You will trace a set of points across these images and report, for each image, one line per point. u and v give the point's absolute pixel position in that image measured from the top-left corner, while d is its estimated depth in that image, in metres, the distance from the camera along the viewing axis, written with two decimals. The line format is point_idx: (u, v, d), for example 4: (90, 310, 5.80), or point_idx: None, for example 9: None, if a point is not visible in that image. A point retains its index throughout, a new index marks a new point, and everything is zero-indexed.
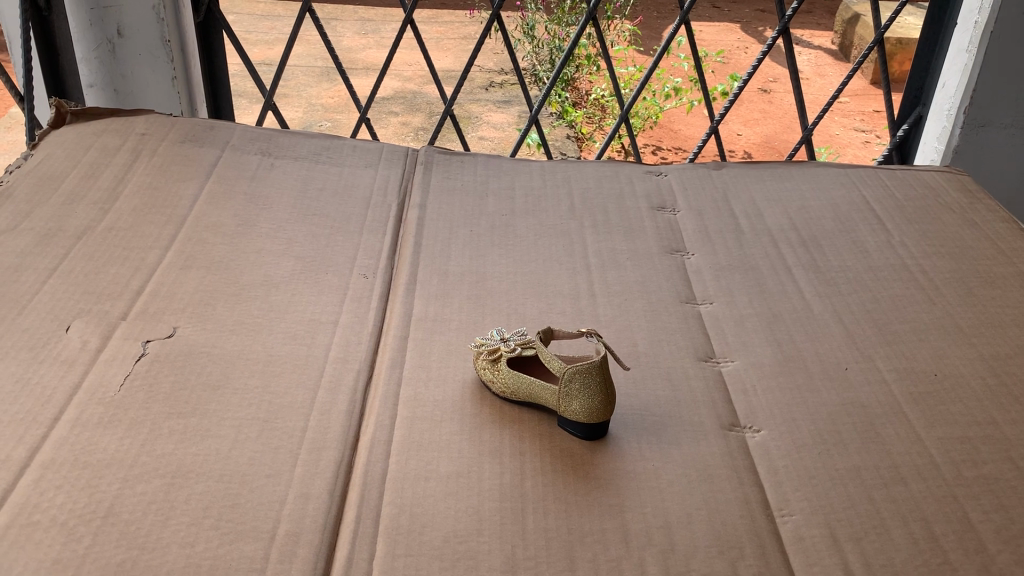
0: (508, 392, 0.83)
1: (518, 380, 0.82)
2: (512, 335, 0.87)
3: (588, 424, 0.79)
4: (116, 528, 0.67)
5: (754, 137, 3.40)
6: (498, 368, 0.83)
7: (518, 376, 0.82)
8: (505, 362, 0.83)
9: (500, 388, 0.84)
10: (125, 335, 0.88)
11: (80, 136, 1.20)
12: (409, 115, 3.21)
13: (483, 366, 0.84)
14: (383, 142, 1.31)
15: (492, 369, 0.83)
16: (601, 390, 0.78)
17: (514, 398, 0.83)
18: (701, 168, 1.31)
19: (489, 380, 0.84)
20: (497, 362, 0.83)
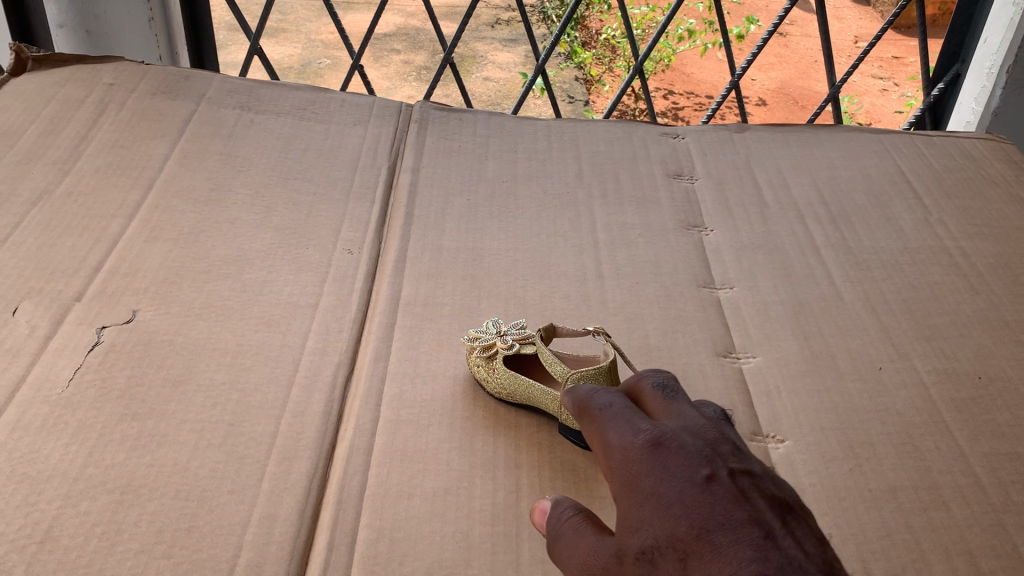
0: (504, 395, 0.75)
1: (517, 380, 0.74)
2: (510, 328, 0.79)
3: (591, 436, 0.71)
4: (54, 556, 0.59)
5: (768, 82, 3.25)
6: (494, 366, 0.74)
7: (516, 378, 0.74)
8: (501, 359, 0.75)
9: (494, 389, 0.75)
10: (79, 320, 0.79)
11: (41, 86, 1.10)
12: (411, 54, 3.07)
13: (476, 363, 0.76)
14: (376, 95, 1.20)
15: (486, 367, 0.75)
16: None
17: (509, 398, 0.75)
18: (722, 129, 1.20)
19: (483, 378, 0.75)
20: (492, 358, 0.75)
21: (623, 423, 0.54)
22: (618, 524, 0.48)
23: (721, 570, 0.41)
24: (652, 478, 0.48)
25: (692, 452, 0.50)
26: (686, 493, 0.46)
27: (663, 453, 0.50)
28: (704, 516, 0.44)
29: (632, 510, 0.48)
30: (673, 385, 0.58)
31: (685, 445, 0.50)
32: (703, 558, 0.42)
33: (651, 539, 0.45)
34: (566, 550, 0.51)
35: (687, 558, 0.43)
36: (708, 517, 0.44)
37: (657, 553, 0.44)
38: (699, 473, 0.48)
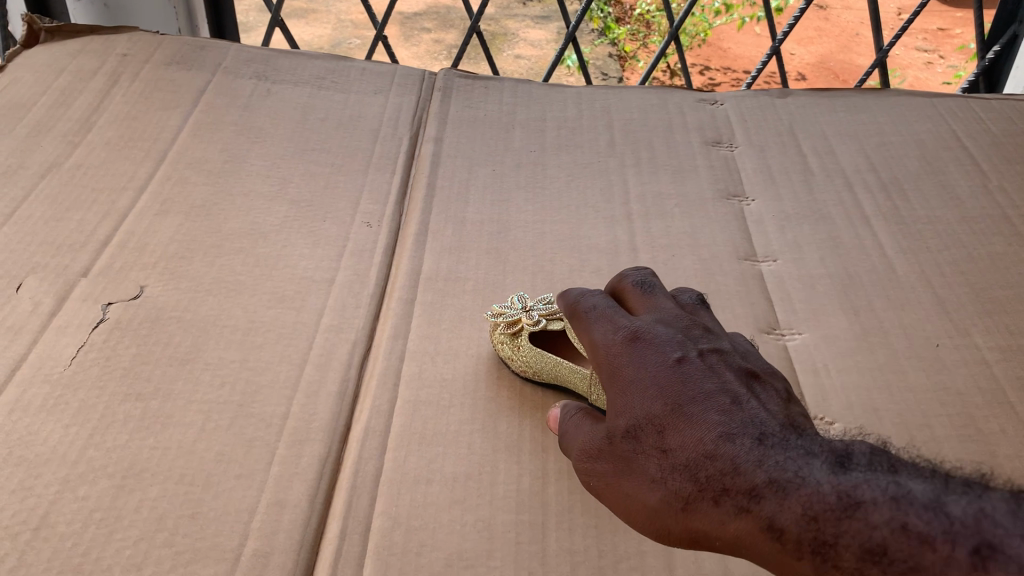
0: (530, 374, 0.70)
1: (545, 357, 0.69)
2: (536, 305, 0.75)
3: None
4: (48, 544, 0.55)
5: (808, 56, 3.14)
6: (518, 344, 0.70)
7: (545, 356, 0.70)
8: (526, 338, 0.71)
9: (519, 368, 0.71)
10: (84, 296, 0.75)
11: (54, 58, 1.06)
12: (441, 32, 3.01)
13: (500, 341, 0.71)
14: (398, 64, 1.15)
15: (510, 345, 0.71)
16: None
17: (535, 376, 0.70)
18: (763, 94, 1.13)
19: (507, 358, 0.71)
20: (517, 335, 0.71)
21: (606, 321, 0.59)
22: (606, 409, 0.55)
23: (697, 435, 0.49)
24: (632, 360, 0.55)
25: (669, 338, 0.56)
26: (661, 373, 0.53)
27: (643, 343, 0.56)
28: (677, 390, 0.52)
29: (616, 391, 0.55)
30: (652, 281, 0.63)
31: (658, 330, 0.57)
32: (678, 426, 0.50)
33: (633, 418, 0.52)
34: (568, 439, 0.59)
35: (664, 429, 0.50)
36: (681, 392, 0.51)
37: (639, 429, 0.52)
38: (674, 355, 0.54)
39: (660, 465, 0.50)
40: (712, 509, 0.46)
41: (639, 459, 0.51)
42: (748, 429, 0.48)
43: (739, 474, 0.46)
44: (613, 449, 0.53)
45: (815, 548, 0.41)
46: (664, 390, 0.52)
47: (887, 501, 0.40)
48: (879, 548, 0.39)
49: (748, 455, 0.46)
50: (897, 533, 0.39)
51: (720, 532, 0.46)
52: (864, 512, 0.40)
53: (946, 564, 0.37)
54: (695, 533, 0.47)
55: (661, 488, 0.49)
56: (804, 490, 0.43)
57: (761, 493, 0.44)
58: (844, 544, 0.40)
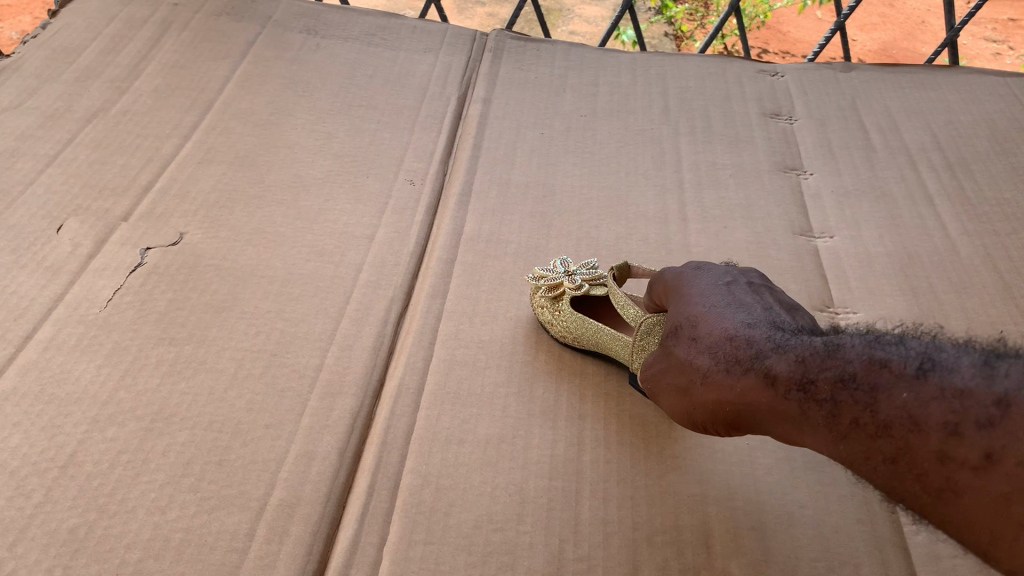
0: (570, 338, 0.67)
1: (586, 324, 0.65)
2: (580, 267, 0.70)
3: None
4: (75, 482, 0.55)
5: (870, 43, 3.05)
6: (560, 309, 0.67)
7: (581, 320, 0.65)
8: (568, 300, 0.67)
9: (559, 332, 0.68)
10: (123, 241, 0.74)
11: (105, 6, 1.06)
12: (496, 6, 2.97)
13: (542, 305, 0.68)
14: (449, 23, 1.13)
15: (552, 310, 0.67)
16: None
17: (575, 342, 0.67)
18: (826, 67, 1.09)
19: (550, 323, 0.68)
20: (559, 299, 0.67)
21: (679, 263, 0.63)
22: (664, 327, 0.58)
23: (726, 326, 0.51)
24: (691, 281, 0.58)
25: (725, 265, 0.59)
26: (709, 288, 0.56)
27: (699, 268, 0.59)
28: (719, 299, 0.54)
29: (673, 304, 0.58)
30: None
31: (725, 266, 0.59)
32: (710, 321, 0.53)
33: (676, 322, 0.55)
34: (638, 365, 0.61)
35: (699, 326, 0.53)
36: (721, 302, 0.54)
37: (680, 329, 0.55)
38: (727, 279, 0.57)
39: (692, 351, 0.52)
40: (729, 380, 0.48)
41: (680, 350, 0.54)
42: (776, 324, 0.50)
43: (753, 348, 0.48)
44: (664, 350, 0.56)
45: (805, 391, 0.42)
46: (707, 296, 0.55)
47: (863, 342, 0.41)
48: (849, 375, 0.40)
49: (768, 338, 0.48)
50: (866, 363, 0.40)
51: (731, 395, 0.48)
52: (842, 353, 0.42)
53: (898, 379, 0.38)
54: (716, 404, 0.49)
55: (692, 371, 0.52)
56: (802, 350, 0.45)
57: (769, 358, 0.46)
58: (823, 378, 0.41)
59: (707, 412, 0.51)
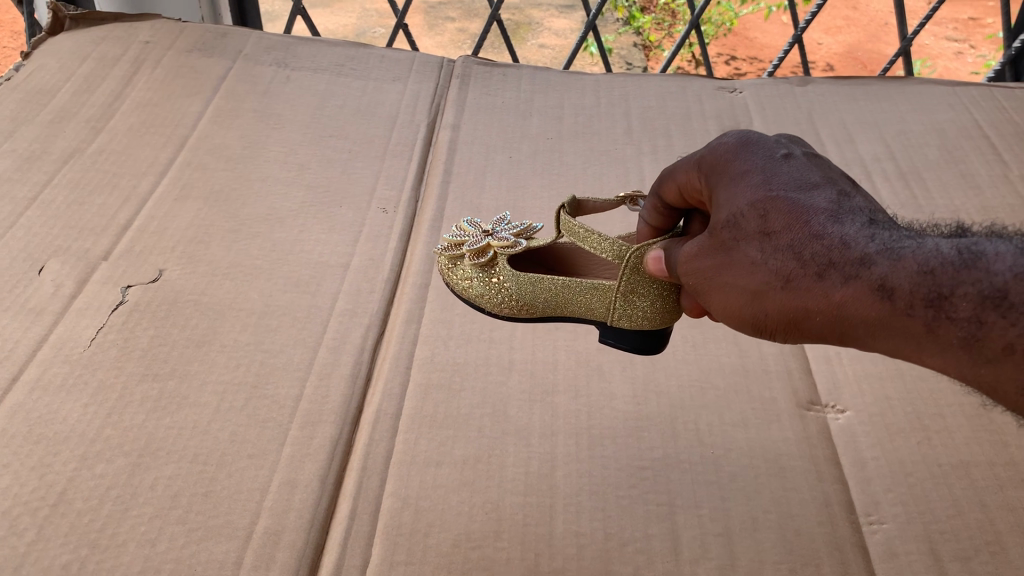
0: (512, 300, 0.73)
1: (531, 282, 0.71)
2: (504, 225, 0.77)
3: (633, 334, 0.68)
4: (66, 519, 0.56)
5: (836, 45, 3.09)
6: (497, 274, 0.73)
7: (526, 282, 0.71)
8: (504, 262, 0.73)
9: (500, 298, 0.73)
10: (104, 279, 0.76)
11: (77, 46, 1.08)
12: (466, 21, 3.00)
13: (477, 275, 0.74)
14: (416, 51, 1.16)
15: (488, 278, 0.73)
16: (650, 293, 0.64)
17: (517, 306, 0.73)
18: (783, 82, 1.13)
19: (481, 292, 0.74)
20: (493, 266, 0.73)
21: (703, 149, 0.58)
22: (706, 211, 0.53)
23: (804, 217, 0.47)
24: (734, 164, 0.53)
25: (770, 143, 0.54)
26: (768, 171, 0.51)
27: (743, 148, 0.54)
28: (786, 185, 0.49)
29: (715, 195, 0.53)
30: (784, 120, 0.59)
31: (772, 143, 0.54)
32: (781, 209, 0.48)
33: (731, 210, 0.50)
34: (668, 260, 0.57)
35: (765, 213, 0.48)
36: (788, 186, 0.49)
37: (735, 217, 0.50)
38: (779, 156, 0.52)
39: (761, 247, 0.48)
40: (812, 282, 0.45)
41: (737, 249, 0.49)
42: (860, 217, 0.46)
43: (845, 242, 0.44)
44: (712, 245, 0.51)
45: (930, 301, 0.40)
46: (773, 183, 0.50)
47: (997, 252, 0.40)
48: (992, 293, 0.38)
49: (859, 233, 0.45)
50: (1010, 276, 0.38)
51: (821, 301, 0.44)
52: (979, 264, 0.39)
53: None
54: (794, 309, 0.46)
55: (760, 270, 0.48)
56: (914, 253, 0.42)
57: (866, 257, 0.43)
58: (958, 293, 0.39)
59: (775, 315, 0.47)
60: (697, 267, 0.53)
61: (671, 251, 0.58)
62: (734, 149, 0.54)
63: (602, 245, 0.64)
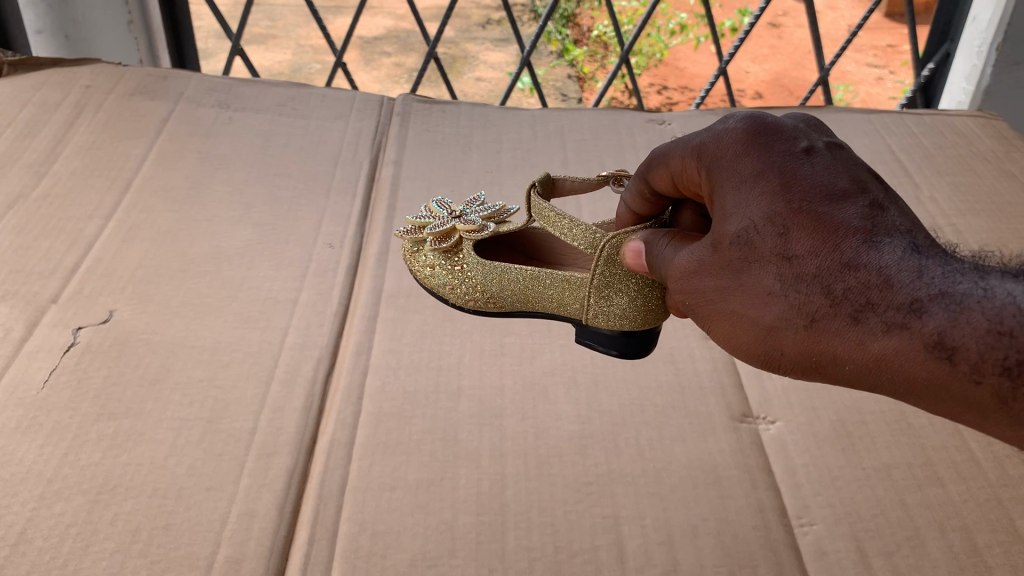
0: (477, 290, 0.80)
1: (497, 272, 0.78)
2: (477, 208, 0.87)
3: (603, 334, 0.74)
4: (27, 559, 0.57)
5: (763, 73, 3.21)
6: (463, 262, 0.81)
7: (495, 272, 0.78)
8: (468, 250, 0.82)
9: (466, 288, 0.80)
10: (54, 322, 0.77)
11: (17, 91, 1.09)
12: (402, 56, 3.04)
13: (444, 264, 0.82)
14: (357, 90, 1.19)
15: (451, 267, 0.81)
16: (627, 289, 0.70)
17: (480, 296, 0.80)
18: (709, 114, 1.19)
19: (444, 283, 0.81)
20: (457, 254, 0.82)
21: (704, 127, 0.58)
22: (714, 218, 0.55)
23: (837, 245, 0.48)
24: (746, 166, 0.54)
25: (785, 139, 0.54)
26: (791, 181, 0.51)
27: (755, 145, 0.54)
28: (813, 198, 0.50)
29: (721, 198, 0.54)
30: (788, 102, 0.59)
31: (784, 134, 0.54)
32: (809, 235, 0.49)
33: (747, 225, 0.52)
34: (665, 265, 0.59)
35: (789, 237, 0.50)
36: (817, 202, 0.50)
37: (755, 237, 0.51)
38: (800, 158, 0.53)
39: (787, 277, 0.50)
40: (846, 326, 0.47)
41: (754, 272, 0.51)
42: (899, 244, 0.47)
43: (888, 282, 0.46)
44: (722, 261, 0.53)
45: (998, 364, 0.42)
46: (798, 197, 0.50)
47: None
48: None
49: (899, 268, 0.46)
50: None
51: (861, 347, 0.46)
52: None
53: None
54: (827, 347, 0.48)
55: (782, 301, 0.50)
56: (968, 301, 0.43)
57: (916, 304, 0.44)
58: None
59: (799, 349, 0.50)
60: (702, 282, 0.54)
61: (658, 249, 0.60)
62: (743, 142, 0.55)
63: (578, 233, 0.70)
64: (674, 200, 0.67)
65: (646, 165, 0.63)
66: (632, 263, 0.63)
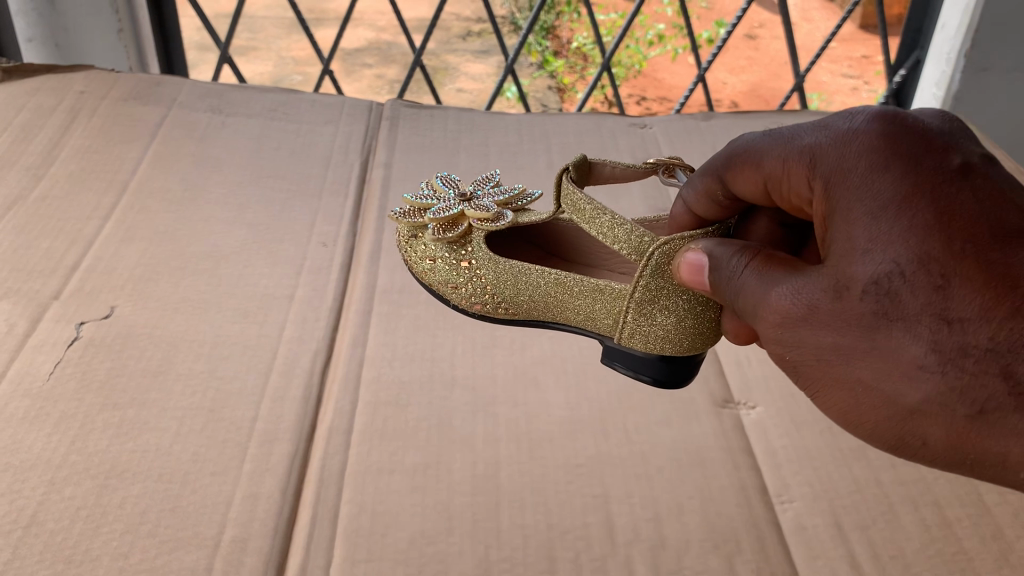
0: (483, 290, 0.79)
1: (514, 274, 0.76)
2: (491, 195, 0.84)
3: (635, 355, 0.72)
4: (39, 539, 0.60)
5: (740, 84, 3.29)
6: (472, 262, 0.79)
7: (513, 274, 0.76)
8: (477, 242, 0.80)
9: (476, 288, 0.79)
10: (57, 318, 0.79)
11: (12, 96, 1.11)
12: (383, 67, 3.07)
13: (450, 258, 0.80)
14: (346, 96, 1.22)
15: (461, 262, 0.79)
16: (670, 311, 0.67)
17: (488, 301, 0.79)
18: (689, 119, 1.22)
19: (444, 278, 0.80)
20: (463, 251, 0.80)
21: (826, 137, 0.53)
22: (835, 260, 0.50)
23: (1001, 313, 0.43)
24: (882, 196, 0.49)
25: (928, 164, 0.49)
26: (945, 224, 0.46)
27: (896, 176, 0.49)
28: (970, 250, 0.45)
29: (850, 223, 0.49)
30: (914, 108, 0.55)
31: (926, 161, 0.50)
32: (968, 294, 0.44)
33: (888, 275, 0.47)
34: (755, 303, 0.54)
35: (945, 295, 0.45)
36: (975, 257, 0.45)
37: (898, 290, 0.46)
38: (949, 194, 0.48)
39: (938, 343, 0.45)
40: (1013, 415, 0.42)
41: (893, 332, 0.46)
42: None
43: None
44: (849, 316, 0.48)
45: None
46: (952, 244, 0.46)
47: None
48: None
49: None
50: None
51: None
52: None
53: None
54: (983, 435, 0.43)
55: (929, 373, 0.45)
56: None
57: None
58: None
59: (944, 431, 0.45)
60: (823, 338, 0.49)
61: (740, 281, 0.55)
62: (878, 167, 0.50)
63: (620, 243, 0.67)
64: (738, 207, 0.64)
65: (726, 159, 0.61)
66: (689, 278, 0.60)
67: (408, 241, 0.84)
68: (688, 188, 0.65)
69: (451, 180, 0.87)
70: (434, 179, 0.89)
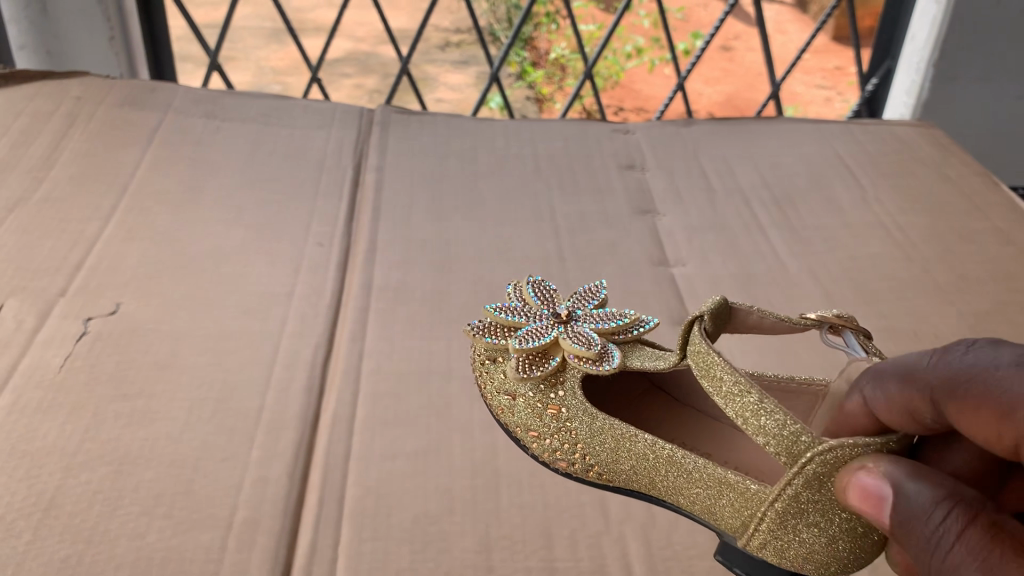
0: (575, 453, 0.69)
1: (610, 433, 0.68)
2: (605, 321, 0.77)
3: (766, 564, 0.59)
4: (59, 521, 0.62)
5: (715, 96, 3.33)
6: (565, 415, 0.71)
7: (610, 434, 0.67)
8: (570, 385, 0.73)
9: (564, 448, 0.69)
10: (64, 313, 0.82)
11: (10, 101, 1.13)
12: (363, 77, 3.11)
13: (536, 407, 0.72)
14: (337, 102, 1.25)
15: (545, 410, 0.71)
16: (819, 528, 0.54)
17: (583, 465, 0.69)
18: (670, 125, 1.27)
19: (534, 431, 0.71)
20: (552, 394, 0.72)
21: None
22: None
23: None
24: None
25: None
26: None
27: None
28: None
29: None
30: None
31: None
32: None
33: None
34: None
35: None
36: None
37: None
38: None
39: None
40: None
41: None
42: None
43: None
44: None
45: None
46: None
47: None
48: None
49: None
50: None
51: None
52: None
53: None
54: None
55: None
56: None
57: None
58: None
59: None
60: None
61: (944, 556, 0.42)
62: None
63: (764, 436, 0.55)
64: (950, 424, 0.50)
65: (935, 376, 0.46)
66: (861, 506, 0.48)
67: (484, 363, 0.77)
68: (878, 389, 0.51)
69: (551, 290, 0.82)
70: (524, 287, 0.83)
